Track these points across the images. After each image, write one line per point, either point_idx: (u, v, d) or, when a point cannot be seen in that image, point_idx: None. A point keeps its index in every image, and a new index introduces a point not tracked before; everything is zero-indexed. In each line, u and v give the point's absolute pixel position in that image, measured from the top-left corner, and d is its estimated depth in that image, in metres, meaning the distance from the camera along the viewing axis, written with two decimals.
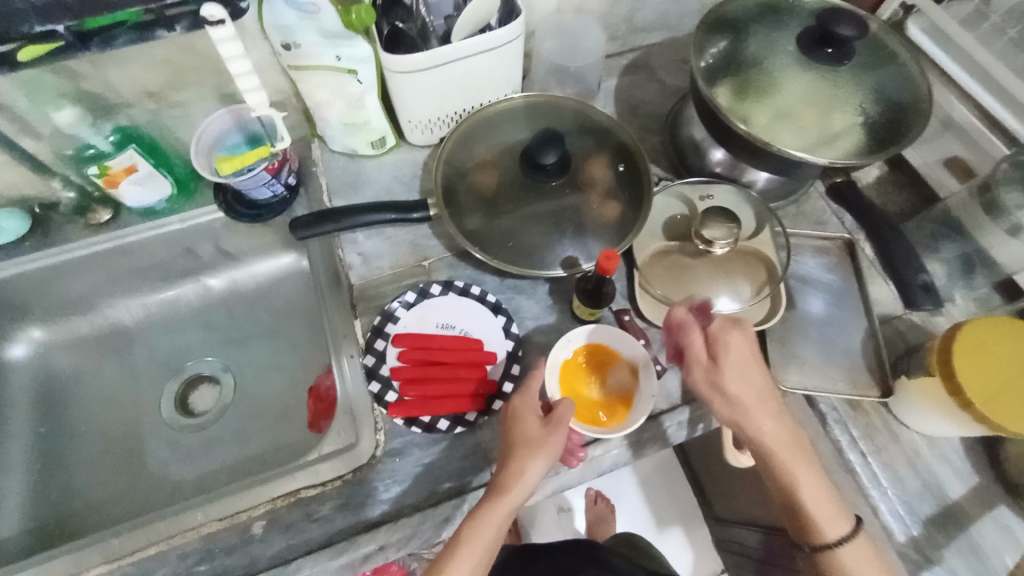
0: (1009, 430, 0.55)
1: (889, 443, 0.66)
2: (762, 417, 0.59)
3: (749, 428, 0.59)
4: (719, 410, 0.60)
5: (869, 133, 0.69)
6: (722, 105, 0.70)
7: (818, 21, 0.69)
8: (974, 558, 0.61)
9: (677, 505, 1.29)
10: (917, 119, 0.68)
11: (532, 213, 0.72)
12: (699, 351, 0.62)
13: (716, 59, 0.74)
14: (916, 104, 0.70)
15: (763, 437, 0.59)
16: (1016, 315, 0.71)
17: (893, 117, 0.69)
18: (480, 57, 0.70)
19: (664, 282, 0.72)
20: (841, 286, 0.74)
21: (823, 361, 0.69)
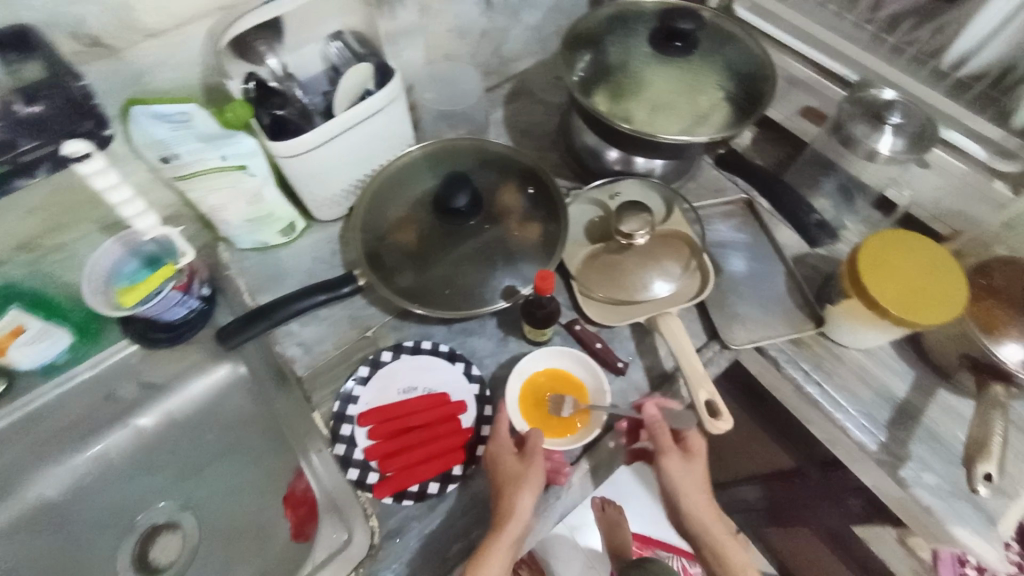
0: (924, 323, 0.62)
1: (838, 366, 0.72)
2: (700, 506, 0.63)
3: (710, 516, 0.63)
4: (688, 496, 0.63)
5: (731, 105, 0.78)
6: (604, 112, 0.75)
7: (661, 21, 0.77)
8: (935, 443, 0.67)
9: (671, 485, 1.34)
10: (765, 85, 0.78)
11: (459, 255, 0.73)
12: (661, 442, 0.65)
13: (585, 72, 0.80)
14: (761, 72, 0.79)
15: (693, 519, 0.63)
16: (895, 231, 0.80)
17: (746, 87, 0.79)
18: (368, 122, 0.71)
19: (601, 283, 0.75)
20: (752, 241, 0.81)
21: (760, 312, 0.75)
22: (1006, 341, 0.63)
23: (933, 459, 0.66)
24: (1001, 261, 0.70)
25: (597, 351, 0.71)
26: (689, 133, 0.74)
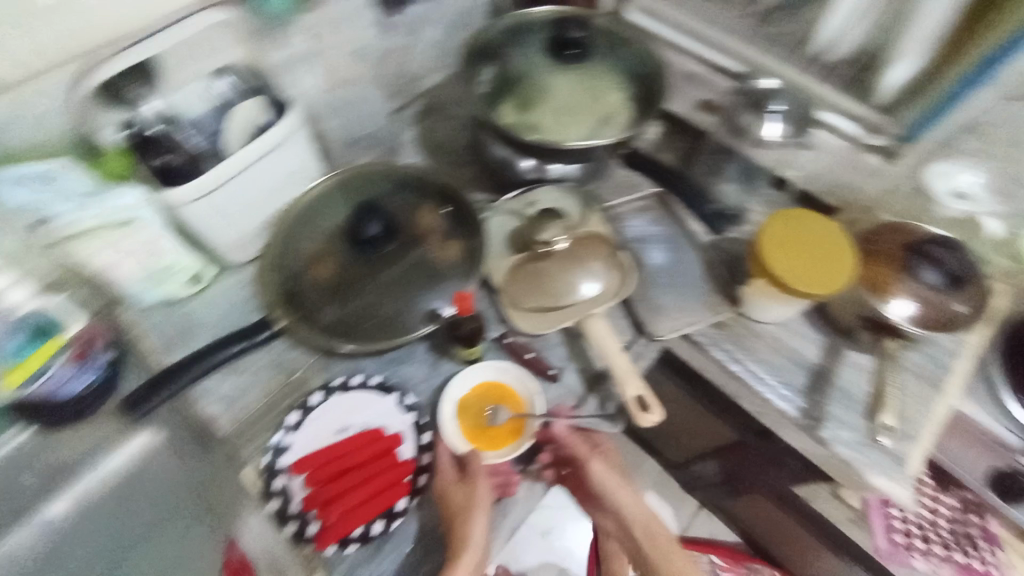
0: (822, 294, 0.67)
1: (756, 342, 0.77)
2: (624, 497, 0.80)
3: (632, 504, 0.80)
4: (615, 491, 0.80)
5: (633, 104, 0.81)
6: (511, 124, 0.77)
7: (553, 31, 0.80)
8: (848, 401, 0.72)
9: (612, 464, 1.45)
10: (661, 81, 0.81)
11: (381, 284, 0.71)
12: (584, 455, 0.75)
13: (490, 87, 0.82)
14: (657, 68, 0.83)
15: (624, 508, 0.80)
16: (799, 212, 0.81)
17: (644, 85, 0.82)
18: (266, 159, 0.68)
19: (528, 292, 0.75)
20: (667, 233, 0.85)
21: (680, 301, 0.78)
22: (896, 300, 0.68)
23: (848, 416, 0.71)
24: (884, 222, 0.75)
25: (527, 361, 0.73)
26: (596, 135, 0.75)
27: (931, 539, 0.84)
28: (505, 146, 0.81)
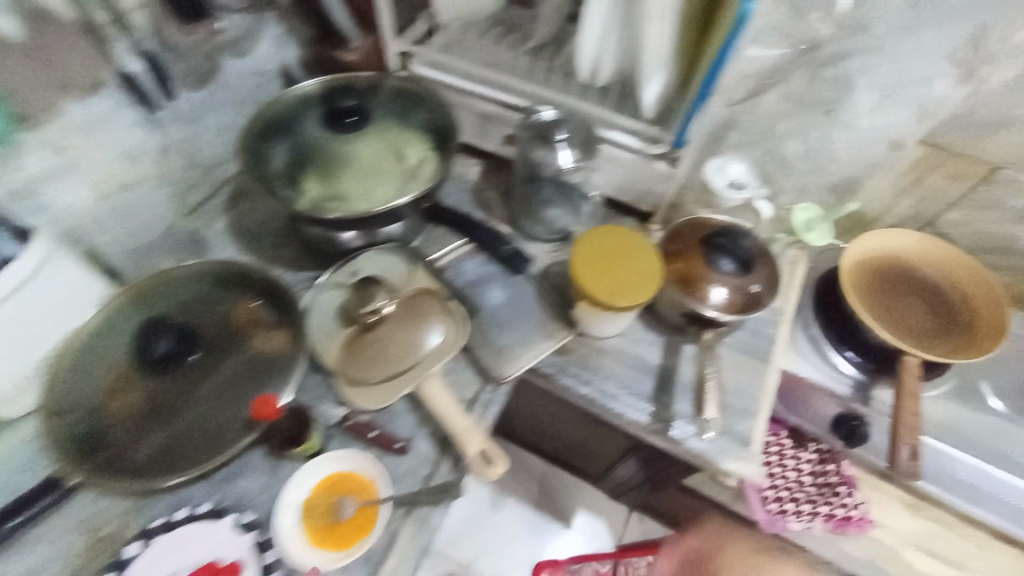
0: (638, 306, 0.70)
1: (601, 358, 0.79)
2: None
3: None
4: None
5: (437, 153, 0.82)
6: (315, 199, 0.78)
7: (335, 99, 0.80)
8: (690, 395, 0.76)
9: (535, 497, 1.45)
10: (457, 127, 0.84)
11: (199, 397, 0.68)
12: None
13: (288, 161, 0.81)
14: (450, 115, 0.85)
15: None
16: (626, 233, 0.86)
17: (443, 133, 0.84)
18: (19, 298, 0.61)
19: (365, 367, 0.72)
20: (500, 271, 0.86)
21: (520, 337, 0.79)
22: (709, 290, 0.73)
23: (692, 410, 0.75)
24: (685, 221, 0.80)
25: (372, 440, 0.69)
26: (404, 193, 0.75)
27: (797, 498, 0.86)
28: (318, 227, 0.78)
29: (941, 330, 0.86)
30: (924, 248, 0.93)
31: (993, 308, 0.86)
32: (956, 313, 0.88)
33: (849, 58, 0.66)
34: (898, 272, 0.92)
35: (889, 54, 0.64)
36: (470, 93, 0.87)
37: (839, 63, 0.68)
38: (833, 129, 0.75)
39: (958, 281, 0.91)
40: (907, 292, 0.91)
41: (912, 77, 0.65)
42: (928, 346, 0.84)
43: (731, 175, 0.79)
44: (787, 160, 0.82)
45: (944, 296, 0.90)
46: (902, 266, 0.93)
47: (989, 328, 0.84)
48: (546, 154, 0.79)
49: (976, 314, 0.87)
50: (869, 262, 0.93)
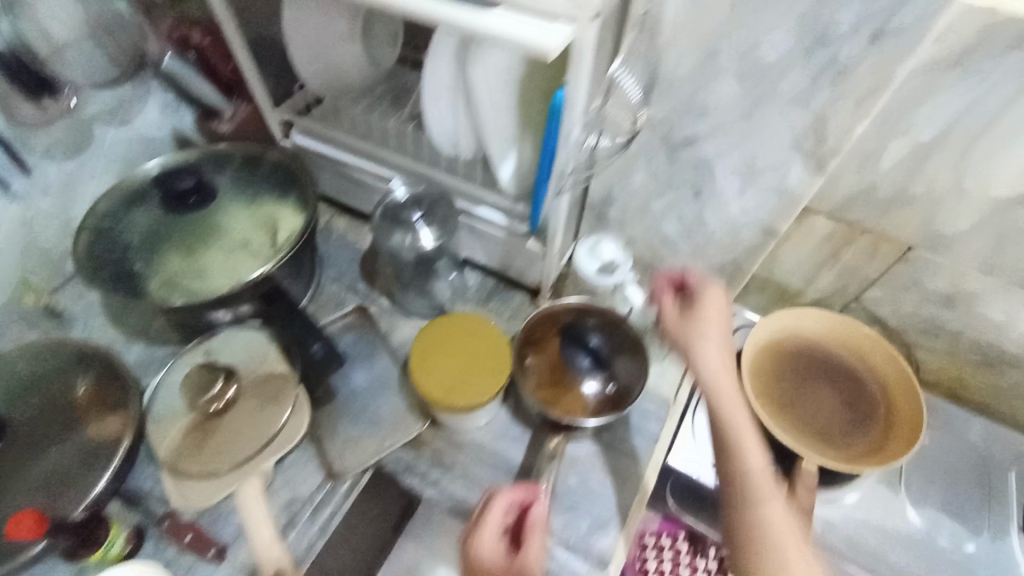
0: (482, 402, 0.66)
1: (454, 454, 0.73)
2: None
3: None
4: None
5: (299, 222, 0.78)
6: (167, 273, 0.75)
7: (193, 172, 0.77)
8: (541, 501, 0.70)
9: None
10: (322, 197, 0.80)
11: (11, 491, 0.65)
12: None
13: (146, 232, 0.77)
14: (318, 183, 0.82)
15: None
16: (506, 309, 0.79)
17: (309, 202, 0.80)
18: None
19: (198, 462, 0.69)
20: (368, 351, 0.82)
21: (371, 428, 0.75)
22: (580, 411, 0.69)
23: None
24: (565, 301, 0.76)
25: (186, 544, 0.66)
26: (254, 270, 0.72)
27: None
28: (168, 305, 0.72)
29: (851, 427, 0.80)
30: (844, 330, 0.85)
31: (908, 403, 0.79)
32: (870, 407, 0.81)
33: (701, 141, 0.61)
34: (812, 357, 0.86)
35: (736, 139, 0.59)
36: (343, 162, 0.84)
37: (692, 146, 0.62)
38: (703, 212, 0.69)
39: (877, 368, 0.83)
40: (820, 379, 0.84)
41: (764, 164, 0.59)
42: (833, 447, 0.78)
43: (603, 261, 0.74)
44: (669, 239, 0.75)
45: (861, 385, 0.83)
46: (817, 350, 0.86)
47: (901, 429, 0.77)
48: (402, 236, 0.74)
49: (891, 409, 0.80)
50: (781, 343, 0.86)
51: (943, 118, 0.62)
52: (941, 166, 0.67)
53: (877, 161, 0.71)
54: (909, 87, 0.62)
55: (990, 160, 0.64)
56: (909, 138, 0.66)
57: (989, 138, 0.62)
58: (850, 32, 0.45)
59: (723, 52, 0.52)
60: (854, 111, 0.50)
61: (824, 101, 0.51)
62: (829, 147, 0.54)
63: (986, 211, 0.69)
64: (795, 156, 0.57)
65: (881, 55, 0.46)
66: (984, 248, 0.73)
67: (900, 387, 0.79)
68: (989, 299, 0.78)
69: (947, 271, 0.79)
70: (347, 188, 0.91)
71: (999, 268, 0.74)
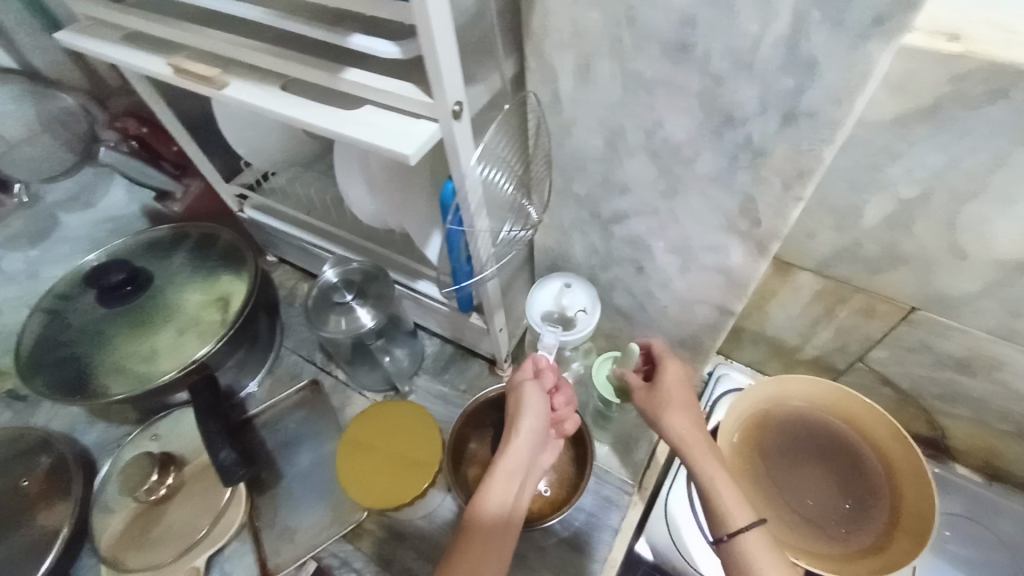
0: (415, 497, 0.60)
1: (393, 547, 0.69)
2: None
3: None
4: None
5: (238, 300, 0.77)
6: (100, 369, 0.70)
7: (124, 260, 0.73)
8: None
9: None
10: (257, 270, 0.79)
11: None
12: None
13: (76, 326, 0.73)
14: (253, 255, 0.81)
15: None
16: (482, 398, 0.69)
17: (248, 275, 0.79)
18: None
19: (132, 554, 0.67)
20: (318, 429, 0.80)
21: (312, 517, 0.72)
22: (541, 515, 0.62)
23: None
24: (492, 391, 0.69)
25: None
26: (194, 356, 0.70)
27: None
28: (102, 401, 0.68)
29: (847, 518, 0.68)
30: (839, 401, 0.72)
31: (915, 492, 0.66)
32: (871, 494, 0.69)
33: (628, 217, 0.54)
34: (802, 431, 0.73)
35: (664, 218, 0.51)
36: (291, 234, 0.83)
37: (622, 223, 0.55)
38: (649, 289, 0.61)
39: (880, 446, 0.70)
40: (810, 458, 0.72)
41: (699, 245, 0.51)
42: (824, 541, 0.67)
43: (558, 299, 0.65)
44: (622, 311, 0.68)
45: (860, 465, 0.71)
46: (810, 423, 0.73)
47: (907, 525, 0.65)
48: (338, 319, 0.68)
49: (895, 497, 0.67)
50: (766, 415, 0.74)
51: (923, 175, 0.52)
52: (930, 226, 0.56)
53: (856, 218, 0.60)
54: (876, 141, 0.52)
55: (990, 221, 0.52)
56: (887, 195, 0.56)
57: (990, 197, 0.51)
58: (757, 111, 0.38)
59: (628, 130, 0.46)
60: (782, 195, 0.42)
61: (747, 182, 0.43)
62: (763, 231, 0.46)
63: (998, 276, 0.56)
64: (731, 237, 0.49)
65: (799, 135, 0.38)
66: (1003, 316, 0.60)
67: (905, 471, 0.67)
68: (1017, 372, 0.64)
69: (960, 335, 0.65)
70: (304, 256, 0.89)
71: (1021, 340, 0.61)
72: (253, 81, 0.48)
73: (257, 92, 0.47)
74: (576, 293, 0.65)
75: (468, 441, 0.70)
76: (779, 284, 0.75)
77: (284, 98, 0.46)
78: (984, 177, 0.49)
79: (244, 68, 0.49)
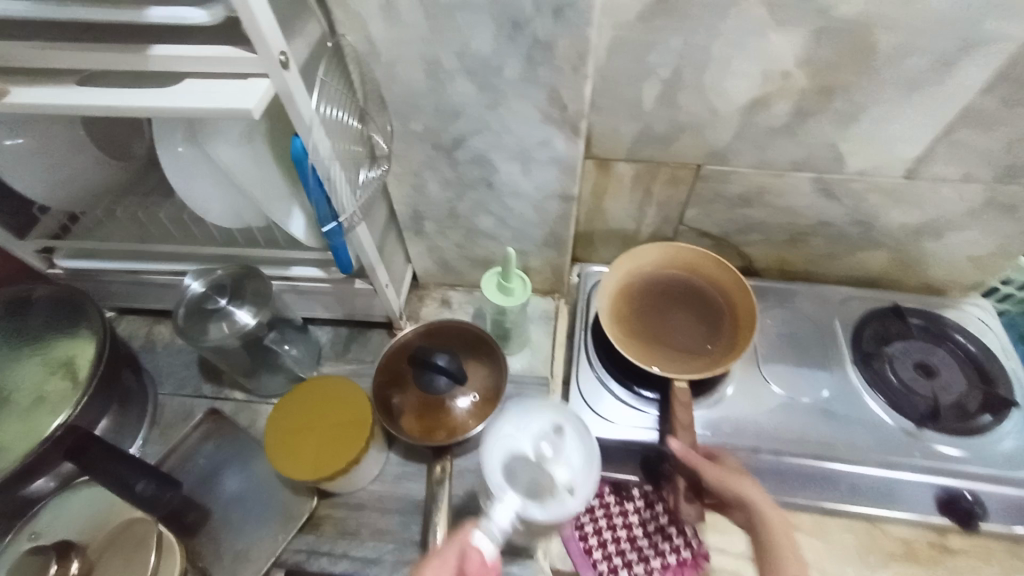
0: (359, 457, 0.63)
1: (354, 520, 0.69)
2: None
3: None
4: None
5: (86, 352, 0.69)
6: None
7: None
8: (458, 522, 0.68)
9: None
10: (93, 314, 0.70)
11: None
12: None
13: None
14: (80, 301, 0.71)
15: None
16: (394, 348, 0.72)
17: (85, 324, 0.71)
18: None
19: None
20: (232, 450, 0.74)
21: (256, 532, 0.67)
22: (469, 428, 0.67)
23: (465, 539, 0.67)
24: (410, 330, 0.73)
25: None
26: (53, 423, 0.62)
27: (630, 558, 0.76)
28: None
29: (709, 336, 0.84)
30: (675, 254, 0.89)
31: (742, 298, 0.85)
32: (721, 317, 0.86)
33: (469, 139, 0.61)
34: (658, 288, 0.88)
35: (497, 129, 0.60)
36: (128, 269, 0.75)
37: (464, 146, 0.62)
38: (506, 201, 0.69)
39: (710, 278, 0.88)
40: (673, 305, 0.87)
41: (531, 144, 0.61)
42: (700, 359, 0.82)
43: (543, 450, 0.59)
44: (491, 233, 0.76)
45: (705, 297, 0.88)
46: (661, 281, 0.89)
47: (745, 322, 0.83)
48: (218, 326, 0.66)
49: (731, 309, 0.86)
50: (629, 287, 0.88)
51: (670, 56, 0.69)
52: (686, 95, 0.74)
53: (640, 104, 0.76)
54: (632, 38, 0.68)
55: (720, 78, 0.71)
56: (653, 79, 0.72)
57: (713, 60, 0.69)
58: (536, 12, 0.48)
59: (443, 57, 0.53)
60: (575, 78, 0.53)
61: (547, 75, 0.53)
62: (573, 114, 0.56)
63: (738, 120, 0.76)
64: (552, 129, 0.59)
65: (570, 26, 0.49)
66: (752, 151, 0.81)
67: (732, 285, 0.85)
68: (773, 191, 0.88)
69: (733, 176, 0.86)
70: (152, 294, 0.81)
71: (768, 165, 0.83)
72: (40, 84, 0.45)
73: (49, 91, 0.44)
74: (567, 463, 0.58)
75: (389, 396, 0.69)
76: (606, 180, 0.90)
77: (86, 90, 0.44)
78: (705, 45, 0.68)
79: (23, 73, 0.45)
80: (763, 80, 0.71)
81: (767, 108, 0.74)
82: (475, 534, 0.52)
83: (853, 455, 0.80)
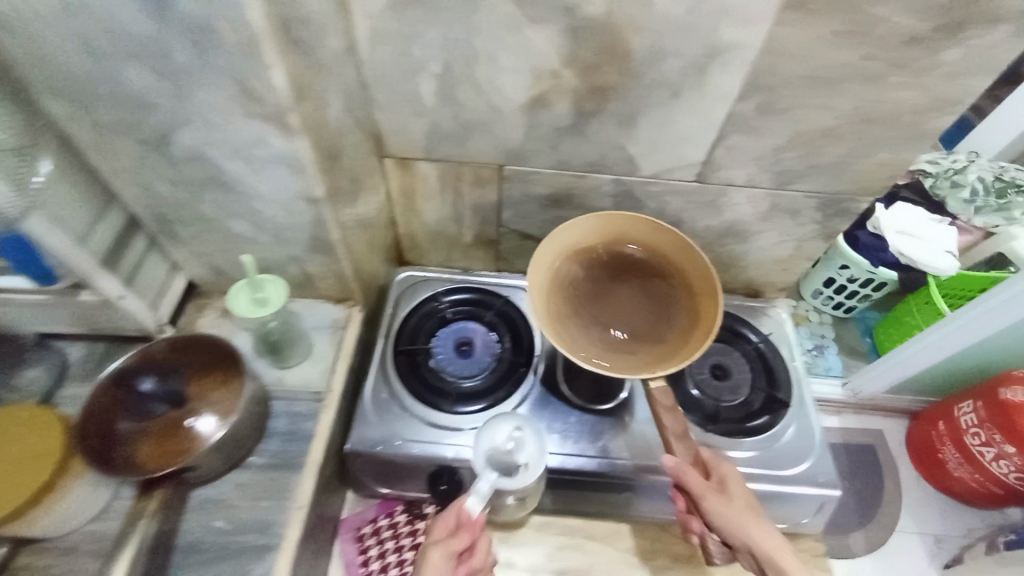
0: (48, 481, 0.59)
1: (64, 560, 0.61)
2: None
3: None
4: None
5: None
6: None
7: None
8: (186, 557, 0.62)
9: None
10: None
11: None
12: None
13: None
14: None
15: None
16: (116, 373, 0.65)
17: None
18: None
19: None
20: None
21: None
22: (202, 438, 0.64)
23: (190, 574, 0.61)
24: (128, 355, 0.66)
25: None
26: None
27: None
28: None
29: (662, 316, 0.75)
30: (605, 227, 0.78)
31: (686, 258, 0.77)
32: (665, 288, 0.77)
33: (172, 133, 0.54)
34: (602, 265, 0.78)
35: (198, 121, 0.52)
36: None
37: (171, 142, 0.55)
38: (248, 202, 0.63)
39: (650, 241, 0.78)
40: (614, 288, 0.77)
41: (244, 140, 0.54)
42: (655, 344, 0.73)
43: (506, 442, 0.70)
44: (249, 236, 0.68)
45: (645, 269, 0.78)
46: (597, 258, 0.79)
47: (701, 290, 0.74)
48: None
49: (680, 275, 0.77)
50: (565, 270, 0.78)
51: (434, 50, 0.65)
52: (464, 91, 0.70)
53: (420, 99, 0.72)
54: (389, 28, 0.63)
55: (492, 76, 0.68)
56: (424, 74, 0.68)
57: (480, 56, 0.66)
58: None
59: (95, 36, 0.45)
60: (256, 67, 0.47)
61: (222, 63, 0.46)
62: (273, 109, 0.50)
63: (523, 121, 0.74)
64: (260, 125, 0.52)
65: (226, 7, 0.43)
66: (547, 153, 0.79)
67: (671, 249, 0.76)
68: (580, 193, 0.86)
69: (535, 178, 0.84)
70: None
71: (568, 164, 0.80)
72: None
73: None
74: (527, 448, 0.70)
75: (116, 426, 0.64)
76: (411, 179, 0.85)
77: None
78: (466, 39, 0.64)
79: None
80: (535, 80, 0.68)
81: (549, 108, 0.72)
82: (467, 498, 0.65)
83: (633, 467, 0.77)
